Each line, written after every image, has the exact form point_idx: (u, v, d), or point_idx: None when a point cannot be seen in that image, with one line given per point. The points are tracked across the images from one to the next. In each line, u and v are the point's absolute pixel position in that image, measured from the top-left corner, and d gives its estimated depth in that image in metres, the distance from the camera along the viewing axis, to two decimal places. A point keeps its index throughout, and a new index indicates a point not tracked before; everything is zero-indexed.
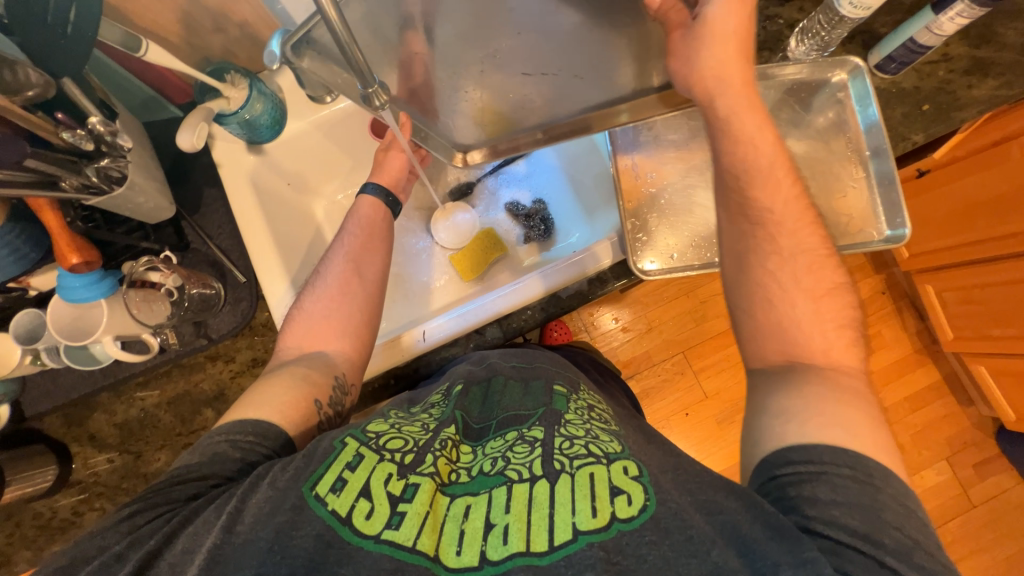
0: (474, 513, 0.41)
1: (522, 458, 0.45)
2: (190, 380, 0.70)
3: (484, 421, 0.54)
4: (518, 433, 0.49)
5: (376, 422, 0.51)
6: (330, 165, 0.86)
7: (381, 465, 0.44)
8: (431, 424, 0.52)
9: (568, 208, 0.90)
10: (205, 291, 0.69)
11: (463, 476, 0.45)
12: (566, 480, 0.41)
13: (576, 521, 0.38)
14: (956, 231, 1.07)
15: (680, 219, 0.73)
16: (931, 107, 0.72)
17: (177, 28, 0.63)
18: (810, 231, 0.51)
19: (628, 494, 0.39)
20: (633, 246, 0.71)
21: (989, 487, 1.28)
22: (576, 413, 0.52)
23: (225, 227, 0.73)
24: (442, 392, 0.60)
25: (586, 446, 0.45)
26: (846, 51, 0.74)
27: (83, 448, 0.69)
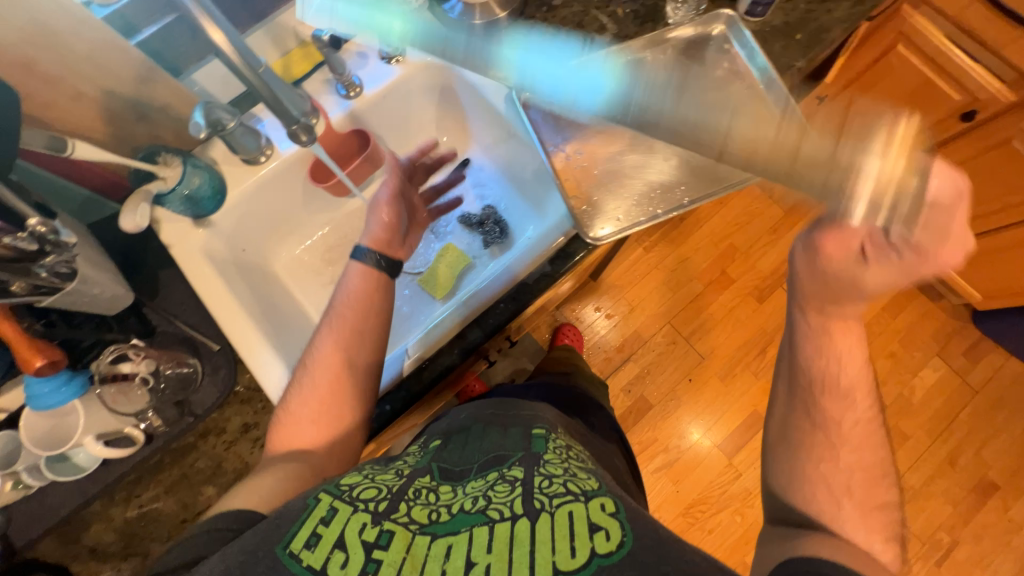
0: (453, 554, 0.43)
1: (502, 497, 0.47)
2: (184, 463, 0.68)
3: (465, 466, 0.55)
4: (498, 473, 0.52)
5: (350, 475, 0.53)
6: (281, 224, 0.88)
7: (354, 517, 0.46)
8: (404, 472, 0.55)
9: (517, 207, 0.94)
10: (180, 369, 0.69)
11: (443, 514, 0.47)
12: (545, 518, 0.44)
13: (555, 559, 0.41)
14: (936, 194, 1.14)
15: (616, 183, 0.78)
16: (805, 36, 0.83)
17: (102, 124, 0.66)
18: (874, 452, 0.55)
19: (606, 530, 0.43)
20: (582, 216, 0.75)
21: (983, 370, 1.49)
22: (555, 453, 0.55)
23: (187, 303, 0.74)
24: (420, 446, 0.63)
25: (564, 485, 0.48)
26: (717, 8, 0.86)
27: (86, 564, 0.66)
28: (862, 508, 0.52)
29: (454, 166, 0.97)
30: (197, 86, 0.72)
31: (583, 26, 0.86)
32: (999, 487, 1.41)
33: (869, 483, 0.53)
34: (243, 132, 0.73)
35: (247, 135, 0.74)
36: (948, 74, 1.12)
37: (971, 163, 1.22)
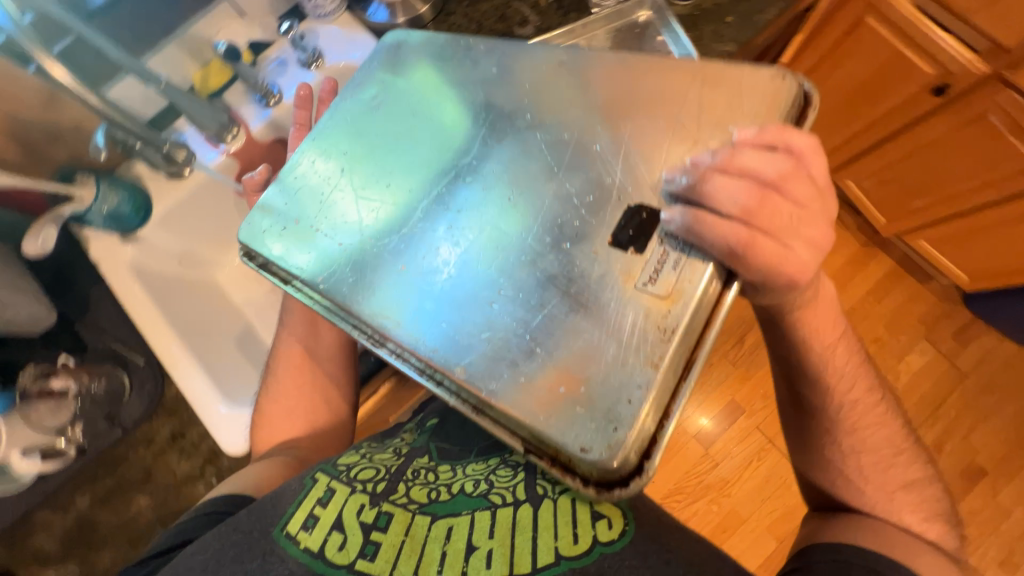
0: (455, 535, 0.46)
1: (504, 483, 0.49)
2: (116, 473, 0.72)
3: (466, 442, 0.56)
4: (501, 456, 0.53)
5: (348, 455, 0.55)
6: (218, 235, 0.88)
7: (352, 498, 0.49)
8: (402, 449, 0.56)
9: None
10: (111, 385, 0.71)
11: (443, 495, 0.49)
12: (548, 504, 0.47)
13: (558, 545, 0.44)
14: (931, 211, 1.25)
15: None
16: (734, 19, 0.80)
17: (16, 148, 0.68)
18: (882, 445, 0.54)
19: (608, 518, 0.46)
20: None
21: (974, 354, 1.44)
22: None
23: (116, 318, 0.76)
24: (418, 421, 0.62)
25: None
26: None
27: (31, 570, 0.69)
28: (888, 496, 0.53)
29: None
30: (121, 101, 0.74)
31: (505, 20, 0.83)
32: (987, 474, 1.36)
33: (885, 468, 0.53)
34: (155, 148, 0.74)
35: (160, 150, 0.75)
36: (915, 44, 1.05)
37: (943, 142, 1.15)
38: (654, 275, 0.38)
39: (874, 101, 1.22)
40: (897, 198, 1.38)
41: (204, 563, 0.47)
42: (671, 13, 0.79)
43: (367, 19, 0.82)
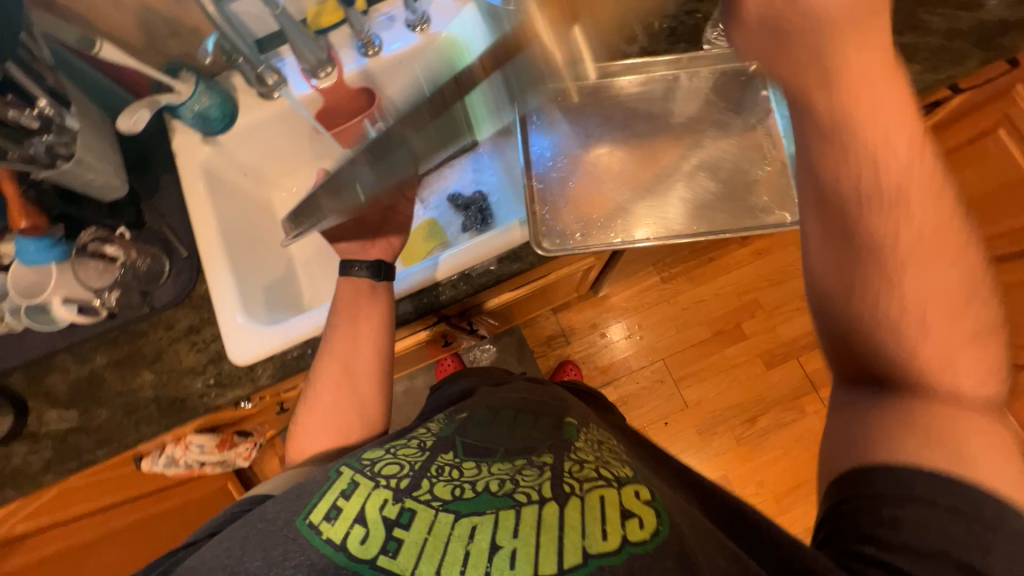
0: (478, 534, 0.43)
1: (530, 482, 0.49)
2: (134, 344, 0.77)
3: (491, 447, 0.56)
4: (526, 459, 0.53)
5: (373, 451, 0.56)
6: (286, 160, 0.93)
7: (375, 492, 0.48)
8: (427, 445, 0.56)
9: (503, 194, 0.94)
10: (153, 264, 0.77)
11: (468, 492, 0.48)
12: (577, 502, 0.46)
13: (586, 544, 0.42)
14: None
15: (589, 201, 0.85)
16: None
17: (137, 31, 0.75)
18: None
19: (639, 519, 0.44)
20: (534, 192, 0.83)
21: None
22: (585, 443, 0.58)
23: (175, 208, 0.81)
24: (447, 414, 0.64)
25: (597, 471, 0.51)
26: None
27: (40, 404, 0.76)
28: None
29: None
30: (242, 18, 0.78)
31: None
32: None
33: None
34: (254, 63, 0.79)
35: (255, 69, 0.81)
36: None
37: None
38: None
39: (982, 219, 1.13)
40: None
41: (229, 550, 0.46)
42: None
43: None
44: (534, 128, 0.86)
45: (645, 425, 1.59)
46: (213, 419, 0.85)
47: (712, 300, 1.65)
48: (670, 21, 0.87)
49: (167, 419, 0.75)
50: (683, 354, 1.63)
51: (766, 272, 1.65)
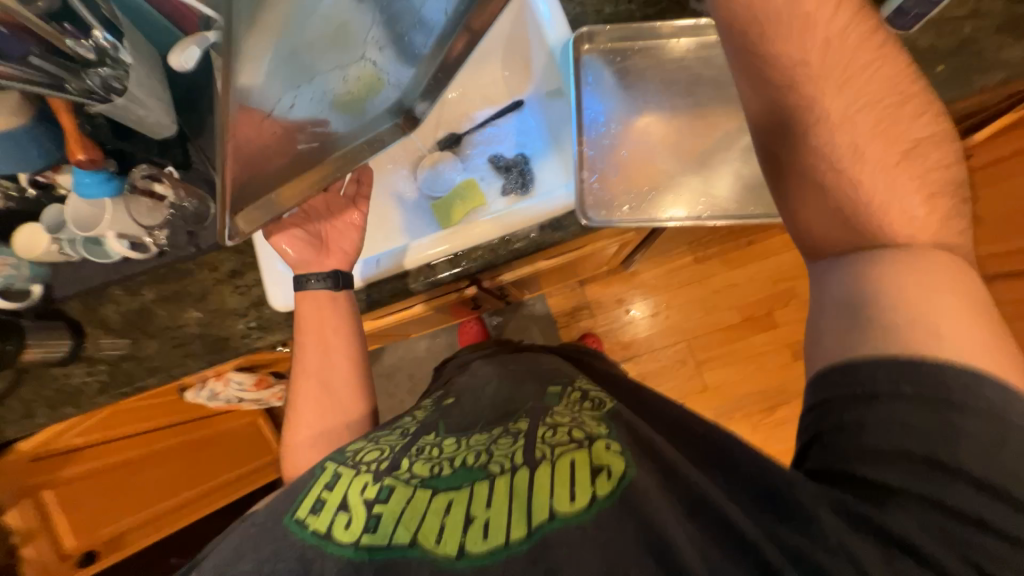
0: (453, 508, 0.49)
1: (503, 453, 0.53)
2: (181, 282, 0.80)
3: (468, 424, 0.62)
4: (502, 429, 0.58)
5: (358, 443, 0.61)
6: None
7: (357, 479, 0.54)
8: (410, 432, 0.62)
9: (546, 157, 0.90)
10: (198, 205, 0.78)
11: (445, 470, 0.53)
12: (547, 466, 0.50)
13: (553, 502, 0.47)
14: None
15: (637, 171, 0.82)
16: (947, 69, 0.68)
17: None
18: None
19: (605, 473, 0.48)
20: (584, 158, 0.79)
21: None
22: (565, 405, 0.60)
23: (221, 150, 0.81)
24: (437, 400, 0.70)
25: (567, 434, 0.53)
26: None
27: (96, 330, 0.80)
28: None
29: (510, 105, 0.93)
30: None
31: None
32: None
33: None
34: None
35: None
36: None
37: None
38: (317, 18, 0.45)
39: None
40: None
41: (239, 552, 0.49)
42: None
43: None
44: (590, 89, 0.81)
45: None
46: (253, 359, 0.89)
47: (745, 285, 1.60)
48: None
49: (212, 355, 0.79)
50: (708, 338, 1.61)
51: None
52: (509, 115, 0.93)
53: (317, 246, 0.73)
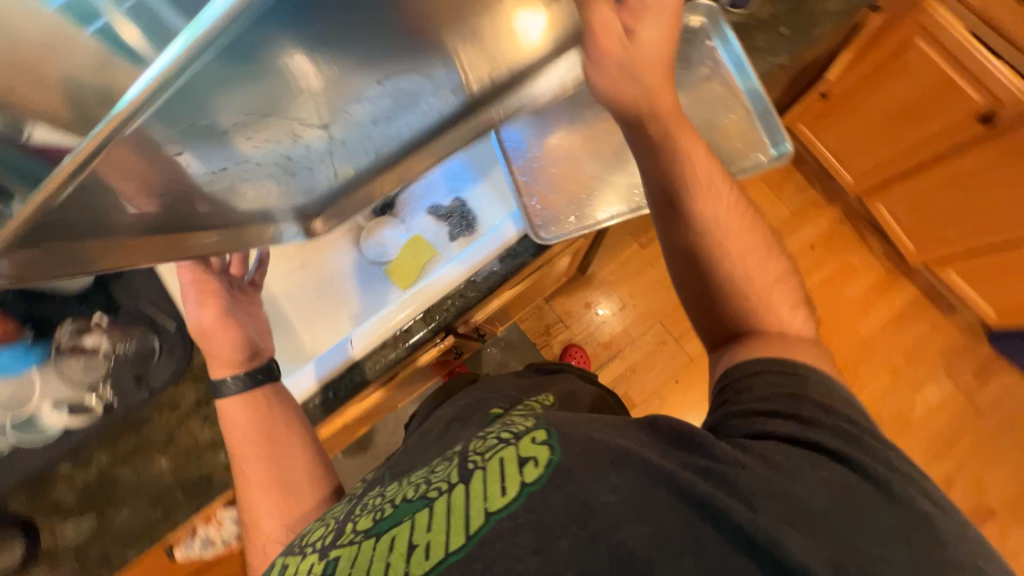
0: (396, 543, 0.43)
1: (441, 475, 0.48)
2: (140, 432, 0.73)
3: (410, 466, 0.57)
4: (442, 456, 0.53)
5: (305, 530, 0.53)
6: None
7: (301, 565, 0.46)
8: (355, 497, 0.55)
9: (483, 194, 0.92)
10: (142, 345, 0.73)
11: (387, 510, 0.47)
12: (479, 473, 0.46)
13: (486, 504, 0.43)
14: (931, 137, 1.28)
15: (570, 181, 0.87)
16: (789, 29, 0.80)
17: None
18: None
19: (535, 457, 0.45)
20: (520, 185, 0.84)
21: (991, 392, 1.63)
22: (508, 418, 0.57)
23: (148, 282, 0.76)
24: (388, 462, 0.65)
25: (497, 437, 0.50)
26: None
27: (51, 520, 0.70)
28: None
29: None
30: None
31: None
32: (997, 513, 1.56)
33: None
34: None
35: None
36: (963, 69, 1.11)
37: (973, 175, 1.23)
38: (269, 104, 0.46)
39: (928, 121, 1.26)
40: (929, 227, 1.46)
41: None
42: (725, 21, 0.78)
43: None
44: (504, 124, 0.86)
45: (659, 386, 1.67)
46: None
47: None
48: None
49: (196, 499, 0.72)
50: (678, 313, 1.69)
51: None
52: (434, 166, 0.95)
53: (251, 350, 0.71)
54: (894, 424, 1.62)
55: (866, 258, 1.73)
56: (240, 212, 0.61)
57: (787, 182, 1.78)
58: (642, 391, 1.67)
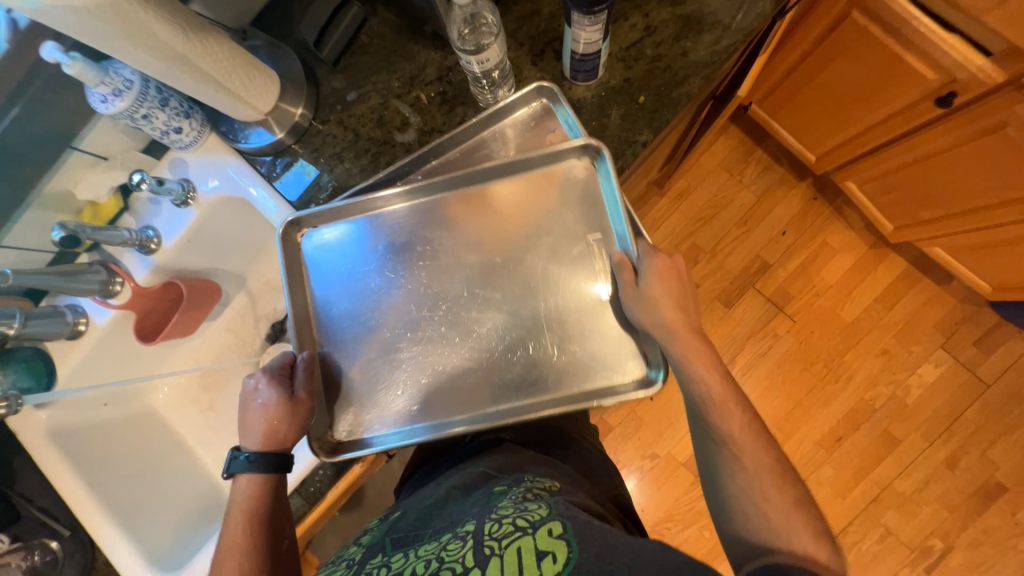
0: None
1: (454, 555, 0.59)
2: None
3: (424, 534, 0.68)
4: (452, 533, 0.64)
5: None
6: (137, 365, 0.95)
7: None
8: (364, 559, 0.68)
9: (368, 339, 0.83)
10: (47, 553, 0.82)
11: None
12: (496, 560, 0.55)
13: None
14: (903, 123, 1.07)
15: (460, 327, 0.82)
16: (647, 98, 0.79)
17: None
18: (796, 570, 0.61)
19: (552, 554, 0.54)
20: (420, 360, 0.82)
21: (997, 362, 1.49)
22: (511, 498, 0.66)
23: (43, 487, 0.86)
24: (382, 521, 0.78)
25: (513, 523, 0.59)
26: (535, 78, 0.83)
27: None
28: None
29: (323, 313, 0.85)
30: (72, 288, 0.81)
31: (383, 124, 0.85)
32: (1006, 488, 1.46)
33: None
34: (105, 227, 0.81)
35: (48, 321, 0.82)
36: (912, 44, 0.93)
37: (943, 154, 1.06)
38: (401, 316, 0.83)
39: (880, 101, 1.08)
40: (902, 205, 1.28)
41: None
42: (561, 98, 0.78)
43: (239, 146, 0.85)
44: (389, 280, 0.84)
45: (632, 404, 1.65)
46: None
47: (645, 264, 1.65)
48: (437, 86, 0.85)
49: None
50: None
51: (693, 213, 1.63)
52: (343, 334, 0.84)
53: (302, 425, 0.76)
54: (886, 409, 1.53)
55: (847, 237, 1.57)
56: (363, 377, 0.83)
57: (749, 162, 1.62)
58: (618, 412, 1.65)
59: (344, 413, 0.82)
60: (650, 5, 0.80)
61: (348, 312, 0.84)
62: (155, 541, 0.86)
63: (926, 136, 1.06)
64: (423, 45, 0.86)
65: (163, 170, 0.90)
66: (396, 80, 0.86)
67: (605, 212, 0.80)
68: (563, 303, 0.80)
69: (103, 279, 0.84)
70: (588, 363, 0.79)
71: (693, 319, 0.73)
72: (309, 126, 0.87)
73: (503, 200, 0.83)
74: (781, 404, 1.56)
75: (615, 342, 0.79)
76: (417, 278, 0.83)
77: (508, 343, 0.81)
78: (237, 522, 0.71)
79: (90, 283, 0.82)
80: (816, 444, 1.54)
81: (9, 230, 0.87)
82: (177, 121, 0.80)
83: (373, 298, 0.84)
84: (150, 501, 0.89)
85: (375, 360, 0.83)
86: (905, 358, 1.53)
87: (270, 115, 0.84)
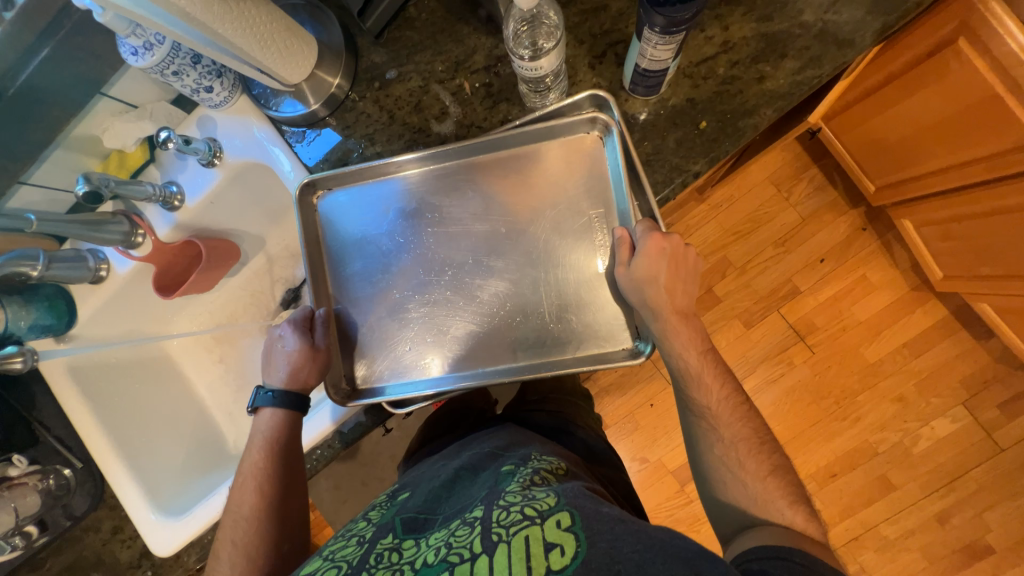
0: None
1: (462, 542, 0.59)
2: (75, 548, 0.90)
3: (436, 518, 0.68)
4: (460, 519, 0.63)
5: (314, 561, 0.66)
6: (154, 313, 0.99)
7: None
8: (372, 536, 0.68)
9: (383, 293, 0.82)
10: (60, 479, 0.89)
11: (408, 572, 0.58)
12: (503, 548, 0.56)
13: None
14: (984, 171, 0.98)
15: (466, 290, 0.80)
16: (707, 123, 0.73)
17: None
18: None
19: (561, 546, 0.54)
20: (439, 312, 0.80)
21: (1018, 427, 1.43)
22: (517, 484, 0.66)
23: (58, 417, 0.92)
24: (390, 496, 0.79)
25: (521, 511, 0.59)
26: (587, 82, 0.77)
27: None
28: None
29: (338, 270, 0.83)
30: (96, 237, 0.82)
31: (421, 110, 0.82)
32: (994, 551, 1.44)
33: None
34: (130, 181, 0.81)
35: (73, 266, 0.85)
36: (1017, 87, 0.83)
37: (1017, 214, 0.96)
38: (419, 273, 0.81)
39: (961, 142, 0.98)
40: (958, 255, 1.19)
41: None
42: (612, 107, 0.73)
43: (270, 113, 0.83)
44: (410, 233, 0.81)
45: (630, 407, 1.65)
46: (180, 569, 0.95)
47: None
48: (485, 77, 0.80)
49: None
50: None
51: (730, 225, 1.54)
52: (359, 287, 0.83)
53: (323, 370, 0.77)
54: (889, 454, 1.50)
55: (888, 275, 1.49)
56: (375, 332, 0.82)
57: (801, 180, 1.51)
58: (615, 412, 1.66)
59: (354, 364, 0.82)
60: (731, 18, 0.73)
61: (363, 269, 0.82)
62: (156, 475, 0.92)
63: (1002, 186, 0.97)
64: (474, 28, 0.81)
65: (190, 126, 0.89)
66: (441, 64, 0.81)
67: (607, 190, 0.76)
68: (561, 277, 0.78)
69: (128, 228, 0.86)
70: (582, 341, 0.77)
71: (678, 300, 0.72)
72: (345, 98, 0.83)
73: (526, 185, 0.79)
74: (781, 431, 1.53)
75: (611, 317, 0.77)
76: (429, 240, 0.81)
77: (501, 304, 0.79)
78: (246, 481, 0.74)
79: (115, 233, 0.84)
80: (808, 476, 1.52)
81: (34, 173, 0.89)
82: (208, 80, 0.78)
83: (391, 249, 0.82)
84: (152, 436, 0.95)
85: (389, 314, 0.81)
86: (921, 408, 1.48)
87: (304, 84, 0.80)
